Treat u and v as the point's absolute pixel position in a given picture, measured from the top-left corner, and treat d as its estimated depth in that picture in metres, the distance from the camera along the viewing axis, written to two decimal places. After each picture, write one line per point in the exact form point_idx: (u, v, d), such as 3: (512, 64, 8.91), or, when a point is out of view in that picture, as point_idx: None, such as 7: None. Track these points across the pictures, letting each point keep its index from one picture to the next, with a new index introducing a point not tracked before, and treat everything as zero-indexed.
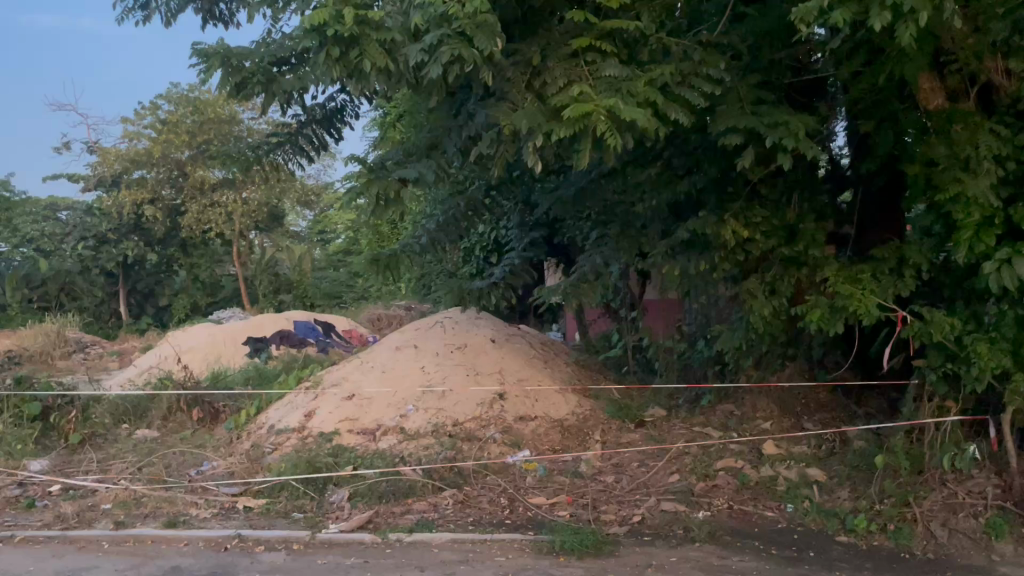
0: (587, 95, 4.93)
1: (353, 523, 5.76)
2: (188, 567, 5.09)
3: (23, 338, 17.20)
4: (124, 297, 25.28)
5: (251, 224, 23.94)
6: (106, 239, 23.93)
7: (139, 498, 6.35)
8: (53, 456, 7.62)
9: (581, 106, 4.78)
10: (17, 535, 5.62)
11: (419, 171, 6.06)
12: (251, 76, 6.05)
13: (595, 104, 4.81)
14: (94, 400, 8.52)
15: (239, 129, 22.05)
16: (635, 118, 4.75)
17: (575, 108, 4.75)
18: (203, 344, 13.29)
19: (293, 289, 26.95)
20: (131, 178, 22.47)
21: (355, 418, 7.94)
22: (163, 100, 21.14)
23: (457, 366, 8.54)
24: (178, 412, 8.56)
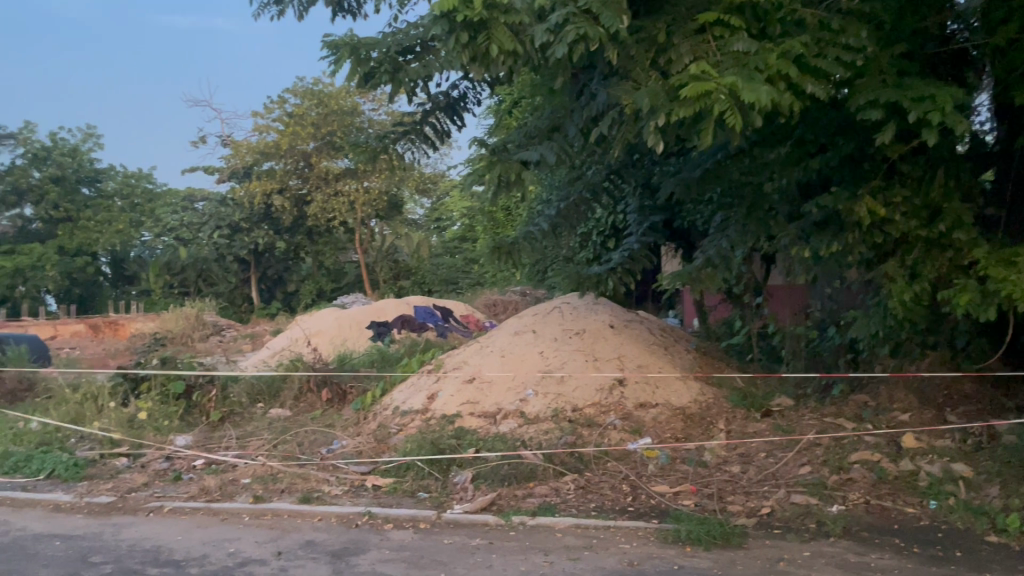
0: (710, 71, 4.78)
1: (477, 504, 5.83)
2: (322, 542, 5.28)
3: (166, 321, 18.46)
4: (255, 283, 26.71)
5: (372, 213, 24.53)
6: (239, 228, 25.31)
7: (275, 474, 6.66)
8: (196, 432, 8.08)
9: (701, 84, 4.65)
10: (166, 505, 5.99)
11: (539, 153, 6.06)
12: (379, 66, 6.23)
13: (716, 82, 4.67)
14: (232, 380, 8.95)
15: (361, 120, 22.52)
16: (759, 95, 4.60)
17: (692, 88, 4.63)
18: (330, 327, 13.81)
19: (412, 276, 27.84)
20: (261, 169, 23.59)
21: (476, 402, 8.04)
22: (290, 94, 21.98)
23: (575, 351, 8.49)
24: (309, 392, 9.01)
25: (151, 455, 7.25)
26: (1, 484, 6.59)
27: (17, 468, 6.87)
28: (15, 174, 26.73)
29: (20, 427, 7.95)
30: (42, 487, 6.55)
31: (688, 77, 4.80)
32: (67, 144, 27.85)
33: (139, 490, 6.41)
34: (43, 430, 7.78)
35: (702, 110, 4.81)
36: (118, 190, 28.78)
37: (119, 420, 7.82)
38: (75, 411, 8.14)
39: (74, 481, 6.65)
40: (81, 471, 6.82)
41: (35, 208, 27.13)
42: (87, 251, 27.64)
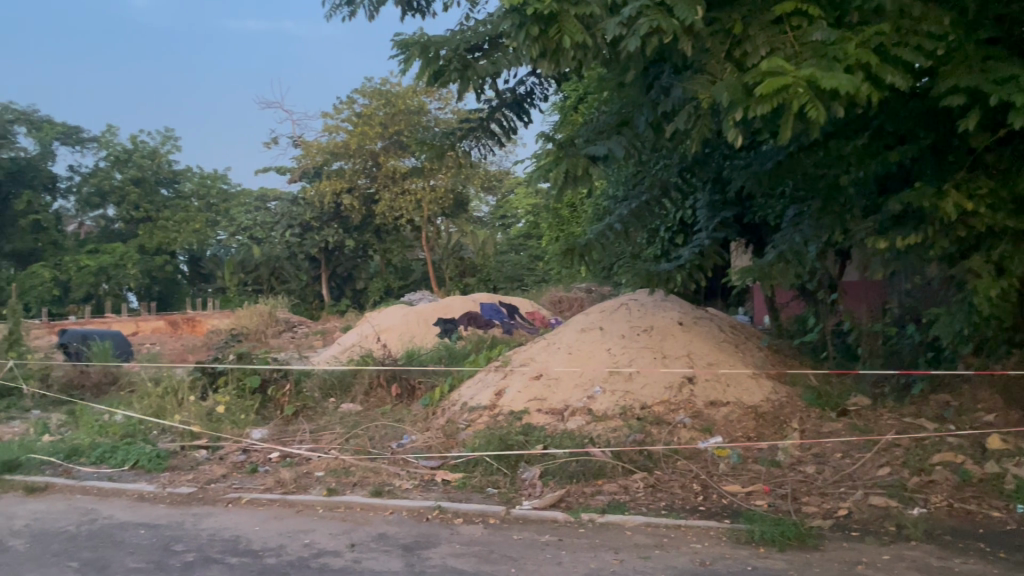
0: (787, 64, 4.68)
1: (546, 500, 5.83)
2: (394, 535, 5.37)
3: (241, 318, 19.02)
4: (326, 281, 27.30)
5: (439, 211, 24.74)
6: (310, 227, 25.85)
7: (348, 467, 6.79)
8: (271, 426, 8.29)
9: (778, 79, 4.56)
10: (244, 497, 6.16)
11: (609, 148, 6.04)
12: (448, 64, 6.29)
13: (794, 76, 4.57)
14: (305, 375, 9.16)
15: (427, 119, 22.69)
16: (840, 86, 4.46)
17: (770, 83, 4.53)
18: (398, 323, 14.02)
19: (477, 272, 28.09)
20: (331, 169, 24.04)
21: (543, 398, 8.04)
22: (358, 94, 22.34)
23: (644, 349, 8.42)
24: (378, 387, 9.17)
25: (228, 448, 7.47)
26: (89, 473, 6.87)
27: (104, 458, 7.15)
28: (99, 176, 27.81)
29: (106, 419, 8.28)
30: (127, 476, 6.80)
31: (763, 71, 4.72)
32: (147, 147, 28.94)
33: (218, 482, 6.61)
34: (127, 422, 8.09)
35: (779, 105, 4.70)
36: (194, 191, 29.78)
37: (198, 413, 8.08)
38: (157, 403, 8.43)
39: (157, 471, 6.91)
40: (164, 462, 7.07)
41: (118, 209, 28.33)
42: (166, 250, 28.70)
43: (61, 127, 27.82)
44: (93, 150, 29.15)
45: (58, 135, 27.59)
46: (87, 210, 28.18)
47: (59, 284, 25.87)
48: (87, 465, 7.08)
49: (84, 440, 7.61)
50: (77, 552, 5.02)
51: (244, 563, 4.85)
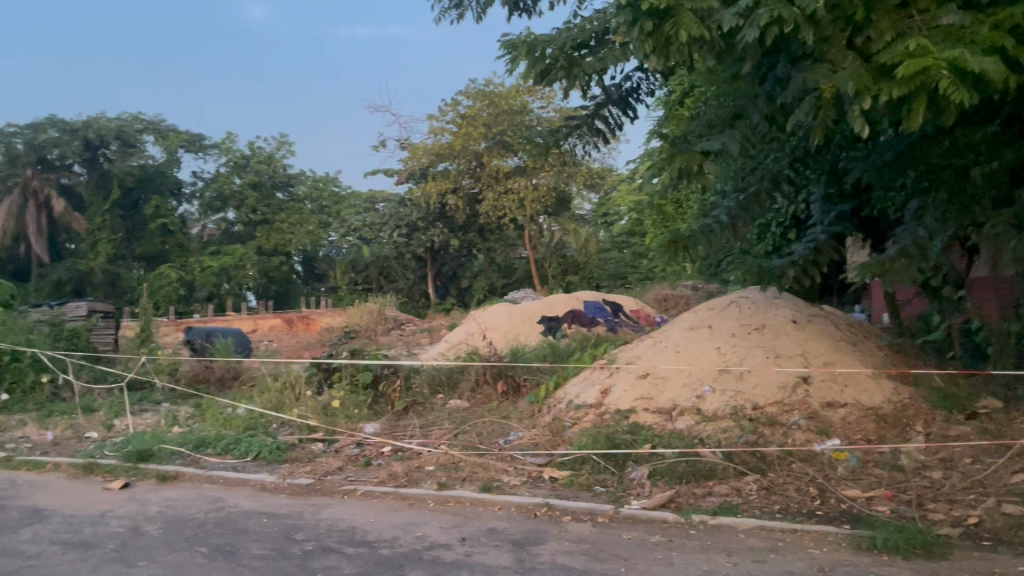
0: (931, 45, 4.51)
1: (655, 500, 5.77)
2: (504, 530, 5.42)
3: (352, 316, 19.70)
4: (431, 280, 27.86)
5: (541, 210, 24.79)
6: (416, 227, 26.42)
7: (457, 463, 6.91)
8: (383, 420, 8.53)
9: (919, 60, 4.40)
10: (358, 489, 6.36)
11: (721, 142, 5.92)
12: (554, 63, 6.36)
13: (936, 57, 4.39)
14: (414, 371, 9.38)
15: (529, 118, 22.73)
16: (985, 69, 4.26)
17: (911, 64, 4.38)
18: (503, 321, 14.16)
19: (580, 271, 28.12)
20: (436, 170, 24.47)
21: (650, 397, 7.95)
22: (462, 96, 22.65)
23: (755, 348, 8.20)
24: (485, 384, 9.30)
25: (343, 442, 7.73)
26: (215, 463, 7.24)
27: (229, 450, 7.52)
28: (220, 181, 29.56)
29: (230, 413, 8.71)
30: (250, 467, 7.13)
31: (903, 52, 4.57)
32: (263, 152, 30.30)
33: (334, 474, 6.85)
34: (249, 416, 8.49)
35: (918, 88, 4.54)
36: (308, 194, 30.97)
37: (315, 408, 8.40)
38: (276, 398, 8.80)
39: (277, 463, 7.22)
40: (284, 454, 7.39)
41: (238, 213, 29.81)
42: (282, 250, 29.99)
43: (185, 135, 29.46)
44: (215, 157, 30.74)
45: (182, 143, 29.23)
46: (210, 213, 30.10)
47: (185, 284, 27.46)
48: (213, 455, 7.45)
49: (211, 431, 8.03)
50: (205, 538, 5.31)
51: (360, 554, 5.00)
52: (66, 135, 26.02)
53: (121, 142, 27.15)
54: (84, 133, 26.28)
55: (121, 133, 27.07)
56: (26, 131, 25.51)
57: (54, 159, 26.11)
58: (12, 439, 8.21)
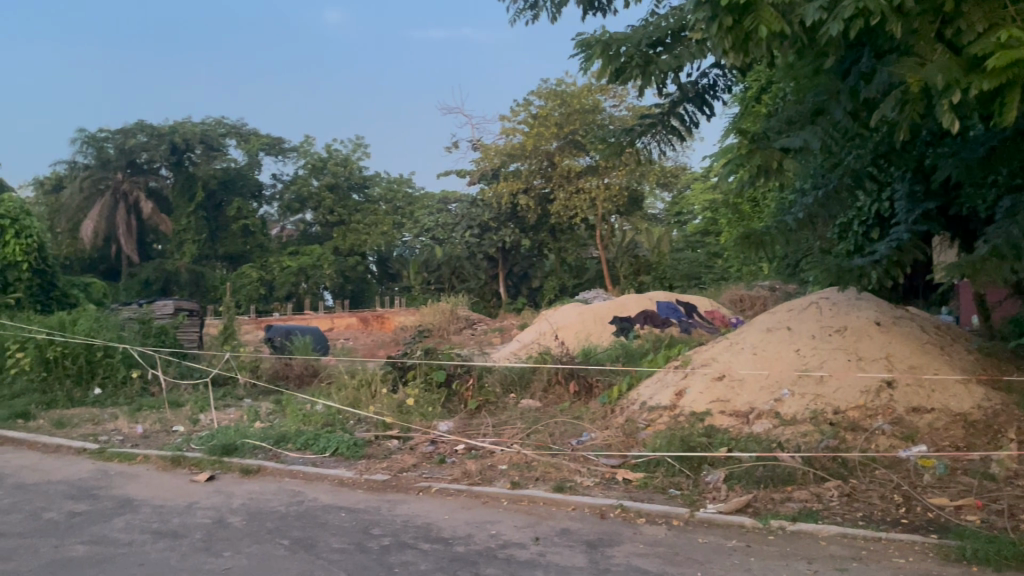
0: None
1: (731, 504, 5.67)
2: (578, 531, 5.42)
3: (425, 315, 19.99)
4: (503, 280, 28.00)
5: (613, 210, 24.58)
6: (488, 227, 26.58)
7: (530, 462, 6.93)
8: (456, 418, 8.61)
9: (1012, 52, 4.23)
10: (433, 486, 6.45)
11: (803, 139, 5.80)
12: (629, 61, 6.33)
13: None
14: (487, 370, 9.45)
15: (602, 117, 22.58)
16: None
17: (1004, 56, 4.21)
18: (574, 321, 14.13)
19: (653, 271, 27.85)
20: (508, 170, 24.59)
21: (727, 400, 7.81)
22: (534, 96, 22.69)
23: (836, 350, 7.98)
24: (557, 385, 9.29)
25: (418, 439, 7.84)
26: (295, 457, 7.42)
27: (308, 445, 7.71)
28: (299, 183, 30.47)
29: (309, 409, 8.93)
30: (329, 462, 7.30)
31: (995, 45, 4.40)
32: (340, 154, 30.99)
33: (409, 470, 6.96)
34: (327, 412, 8.68)
35: (1012, 81, 4.36)
36: (383, 196, 31.51)
37: (390, 405, 8.55)
38: (353, 395, 8.98)
39: (354, 459, 7.37)
40: (361, 450, 7.54)
41: (315, 214, 30.56)
42: (357, 251, 30.59)
43: (266, 139, 30.34)
44: (294, 159, 31.56)
45: (263, 146, 30.12)
46: (289, 214, 31.10)
47: (265, 284, 28.29)
48: (294, 450, 7.65)
49: (291, 427, 8.24)
50: (287, 530, 5.46)
51: (435, 550, 5.06)
52: (154, 139, 27.10)
53: (205, 145, 28.12)
54: (171, 137, 27.33)
55: (205, 137, 28.04)
56: (117, 136, 26.65)
57: (144, 163, 27.24)
58: (105, 431, 8.59)
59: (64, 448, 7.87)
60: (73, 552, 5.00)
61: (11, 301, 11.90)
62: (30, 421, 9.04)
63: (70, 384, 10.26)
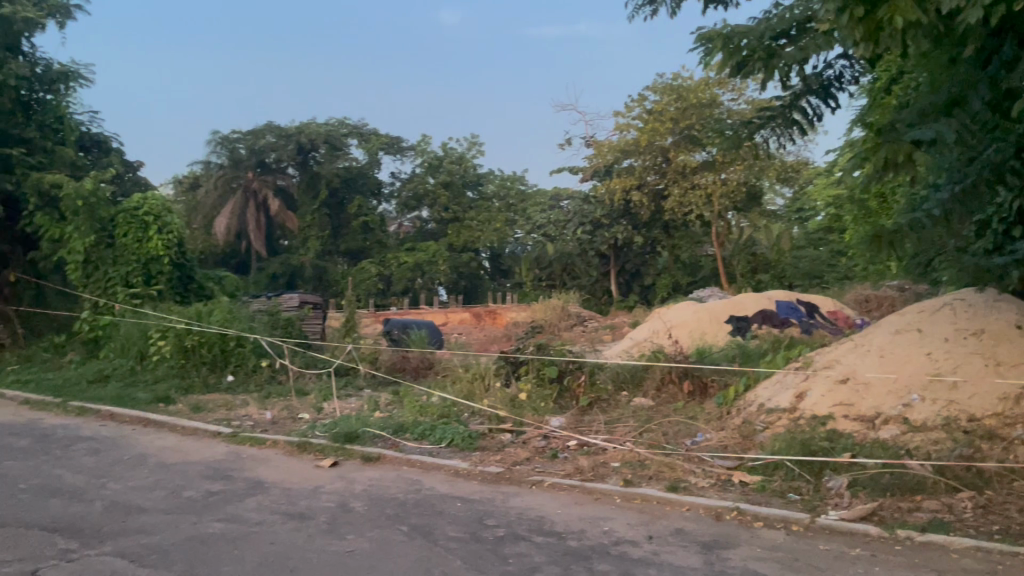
0: None
1: (855, 512, 5.46)
2: (692, 531, 5.35)
3: (536, 312, 20.16)
4: (615, 277, 27.86)
5: (730, 206, 23.88)
6: (600, 224, 26.46)
7: (643, 461, 6.88)
8: (568, 415, 8.65)
9: None
10: (546, 480, 6.50)
11: (935, 131, 5.53)
12: (751, 55, 6.25)
13: None
14: (599, 367, 9.43)
15: (719, 111, 22.09)
16: None
17: None
18: (689, 319, 13.91)
19: (771, 269, 27.07)
20: (621, 167, 24.43)
21: (851, 404, 7.51)
22: (649, 91, 22.43)
23: (972, 355, 7.55)
24: (670, 383, 9.18)
25: (530, 433, 7.93)
26: (412, 447, 7.64)
27: (424, 436, 7.92)
28: (416, 182, 31.40)
29: (425, 401, 9.16)
30: (445, 453, 7.48)
31: None
32: (455, 153, 31.76)
33: (523, 464, 7.05)
34: (442, 404, 8.89)
35: None
36: (496, 193, 31.94)
37: (504, 399, 8.68)
38: (467, 388, 9.16)
39: (469, 451, 7.53)
40: (475, 443, 7.69)
41: (431, 211, 31.34)
42: (471, 247, 31.11)
43: (385, 138, 31.29)
44: (411, 158, 32.43)
45: (383, 145, 31.09)
46: (406, 212, 32.18)
47: (383, 279, 29.20)
48: (411, 440, 7.87)
49: (408, 417, 8.49)
50: (406, 517, 5.64)
51: (549, 544, 5.11)
52: (281, 140, 28.44)
53: (328, 145, 29.30)
54: (297, 138, 28.62)
55: (329, 137, 29.19)
56: (248, 137, 28.13)
57: (271, 162, 28.68)
58: (237, 416, 9.11)
59: (201, 431, 8.40)
60: (209, 529, 5.33)
61: (154, 292, 12.79)
62: (170, 404, 9.68)
63: (206, 371, 10.93)
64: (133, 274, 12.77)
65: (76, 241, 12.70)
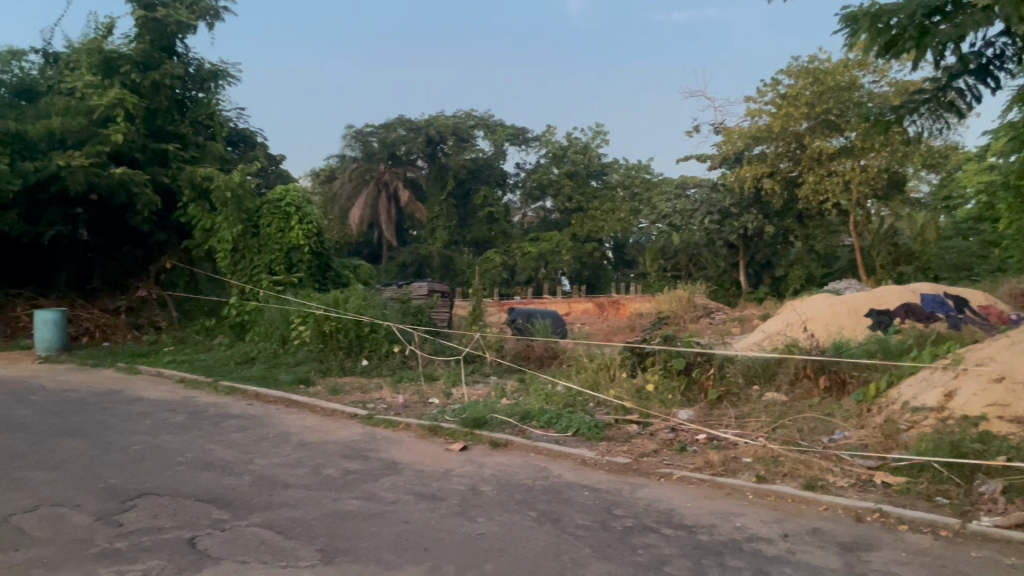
0: None
1: (1011, 519, 5.09)
2: (830, 531, 5.15)
3: (661, 303, 19.89)
4: (744, 267, 27.18)
5: (870, 194, 22.67)
6: (729, 213, 25.78)
7: (777, 457, 6.68)
8: (697, 408, 8.50)
9: None
10: (674, 473, 6.41)
11: None
12: (901, 32, 6.34)
13: None
14: (728, 360, 9.21)
15: (859, 95, 21.06)
16: None
17: None
18: (824, 312, 13.34)
19: (914, 261, 25.55)
20: (752, 154, 23.68)
21: (1006, 405, 7.01)
22: (783, 75, 21.63)
23: None
24: (805, 378, 8.84)
25: (658, 425, 7.84)
26: (539, 435, 7.69)
27: (551, 424, 7.97)
28: (540, 172, 31.58)
29: (550, 389, 9.23)
30: (571, 442, 7.49)
31: None
32: (580, 143, 31.70)
33: (650, 456, 6.98)
34: (567, 393, 8.92)
35: None
36: (621, 182, 31.67)
37: (630, 391, 8.61)
38: (593, 377, 9.14)
39: (595, 440, 7.51)
40: (601, 433, 7.67)
41: (555, 201, 31.46)
42: (595, 238, 31.00)
43: (511, 129, 31.63)
44: (536, 148, 32.63)
45: (508, 136, 31.44)
46: (530, 202, 32.48)
47: (507, 269, 29.59)
48: (537, 427, 7.94)
49: (534, 405, 8.57)
50: (534, 503, 5.70)
51: (678, 536, 5.04)
52: (412, 133, 29.25)
53: (456, 137, 29.91)
54: (426, 130, 29.36)
55: (456, 130, 29.77)
56: (380, 131, 29.40)
57: (402, 155, 29.58)
58: (371, 399, 9.46)
59: (338, 413, 8.78)
60: (348, 506, 5.57)
61: (295, 279, 13.43)
62: (310, 386, 10.18)
63: (342, 355, 11.41)
64: (275, 263, 13.45)
65: (225, 231, 13.60)
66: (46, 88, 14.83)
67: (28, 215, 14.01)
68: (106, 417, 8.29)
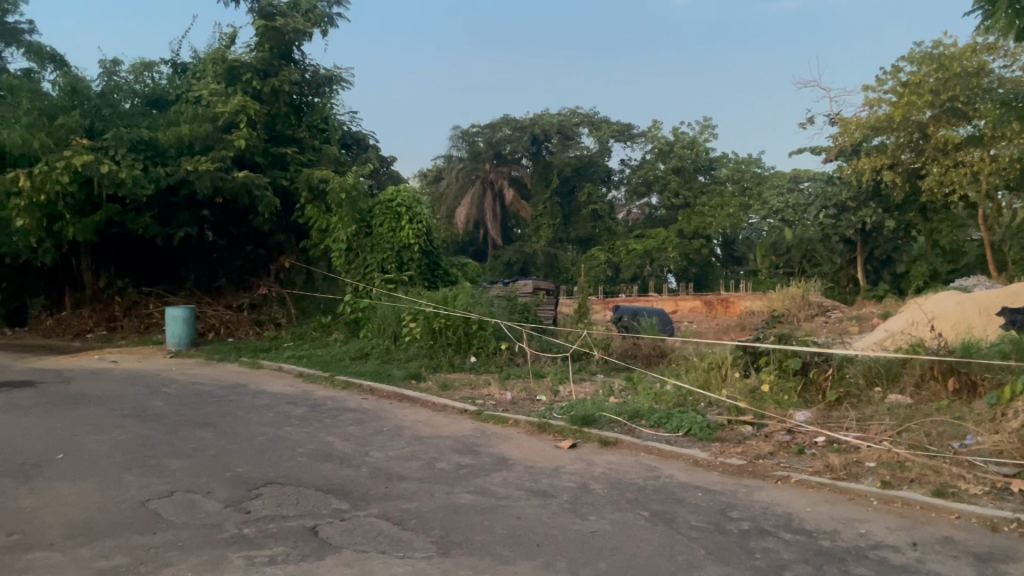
0: None
1: None
2: (964, 541, 4.87)
3: (773, 299, 19.37)
4: (862, 264, 26.02)
5: (1002, 184, 21.23)
6: (846, 207, 24.77)
7: (903, 462, 6.37)
8: (814, 409, 8.22)
9: None
10: (793, 476, 6.22)
11: None
12: None
13: None
14: (848, 360, 8.84)
15: (988, 80, 19.82)
16: None
17: None
18: (950, 311, 12.65)
19: None
20: (871, 145, 22.71)
21: None
22: (905, 61, 20.61)
23: None
24: (932, 380, 8.40)
25: (773, 427, 7.60)
26: (649, 434, 7.60)
27: (661, 423, 7.86)
28: (646, 168, 31.21)
29: (659, 388, 9.13)
30: (683, 442, 7.37)
31: None
32: (687, 137, 31.09)
33: (766, 458, 6.78)
34: (677, 393, 8.79)
35: None
36: (730, 175, 30.33)
37: (743, 391, 8.41)
38: (703, 377, 8.97)
39: (708, 441, 7.35)
40: (714, 433, 7.50)
41: (662, 197, 31.02)
42: (703, 234, 30.12)
43: (616, 126, 31.38)
44: (641, 144, 32.28)
45: (613, 133, 31.18)
46: (636, 198, 32.18)
47: (611, 266, 29.82)
48: (648, 426, 7.84)
49: (644, 404, 8.47)
50: (647, 502, 5.64)
51: (799, 541, 4.89)
52: (517, 132, 29.48)
53: (561, 136, 29.91)
54: (531, 129, 29.54)
55: (561, 128, 29.83)
56: (486, 131, 29.56)
57: (507, 154, 29.85)
58: (480, 396, 9.58)
59: (449, 409, 8.93)
60: (462, 500, 5.66)
61: (406, 278, 13.76)
62: (421, 381, 10.41)
63: (452, 351, 11.61)
64: (387, 262, 13.81)
65: (340, 231, 14.09)
66: (175, 97, 15.77)
67: (160, 218, 14.98)
68: (232, 409, 8.74)
